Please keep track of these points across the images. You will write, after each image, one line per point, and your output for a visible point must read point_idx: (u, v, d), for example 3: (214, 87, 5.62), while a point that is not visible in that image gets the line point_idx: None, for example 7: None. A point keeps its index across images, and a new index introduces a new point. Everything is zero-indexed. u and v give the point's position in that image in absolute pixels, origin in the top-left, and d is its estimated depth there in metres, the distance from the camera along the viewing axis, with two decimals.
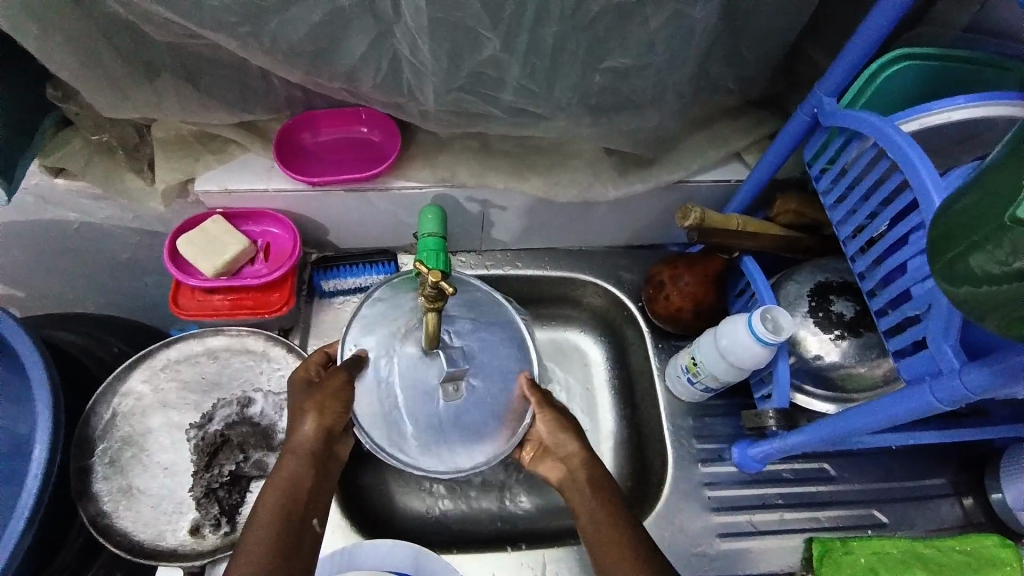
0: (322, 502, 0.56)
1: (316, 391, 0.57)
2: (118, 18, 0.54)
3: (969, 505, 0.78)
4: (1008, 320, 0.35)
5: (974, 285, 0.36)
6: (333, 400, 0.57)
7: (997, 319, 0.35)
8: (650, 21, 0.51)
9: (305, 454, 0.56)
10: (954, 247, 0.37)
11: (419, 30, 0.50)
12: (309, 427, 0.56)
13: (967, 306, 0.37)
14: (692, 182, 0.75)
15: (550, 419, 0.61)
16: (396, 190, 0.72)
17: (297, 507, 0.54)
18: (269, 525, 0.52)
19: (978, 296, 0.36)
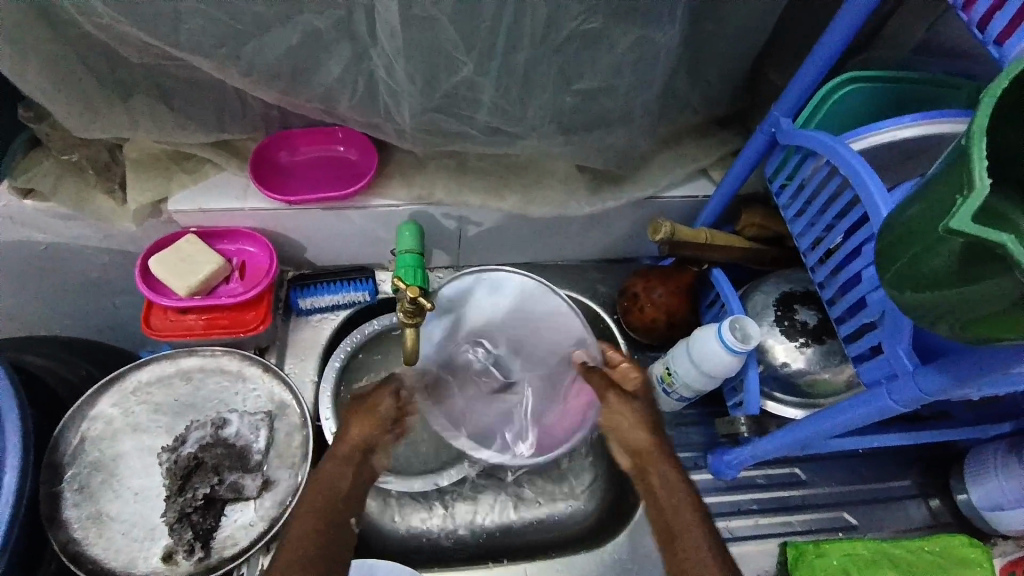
0: (359, 499, 0.60)
1: (361, 407, 0.63)
2: (92, 39, 0.54)
3: (934, 505, 0.81)
4: (961, 321, 0.37)
5: (931, 290, 0.37)
6: (380, 407, 0.64)
7: (949, 322, 0.37)
8: (617, 45, 0.54)
9: (352, 458, 0.60)
10: (911, 254, 0.38)
11: (396, 52, 0.51)
12: (359, 430, 0.62)
13: (920, 310, 0.39)
14: (663, 198, 0.78)
15: (626, 412, 0.66)
16: (374, 208, 0.73)
17: (337, 506, 0.57)
18: (308, 521, 0.56)
19: (930, 300, 0.38)
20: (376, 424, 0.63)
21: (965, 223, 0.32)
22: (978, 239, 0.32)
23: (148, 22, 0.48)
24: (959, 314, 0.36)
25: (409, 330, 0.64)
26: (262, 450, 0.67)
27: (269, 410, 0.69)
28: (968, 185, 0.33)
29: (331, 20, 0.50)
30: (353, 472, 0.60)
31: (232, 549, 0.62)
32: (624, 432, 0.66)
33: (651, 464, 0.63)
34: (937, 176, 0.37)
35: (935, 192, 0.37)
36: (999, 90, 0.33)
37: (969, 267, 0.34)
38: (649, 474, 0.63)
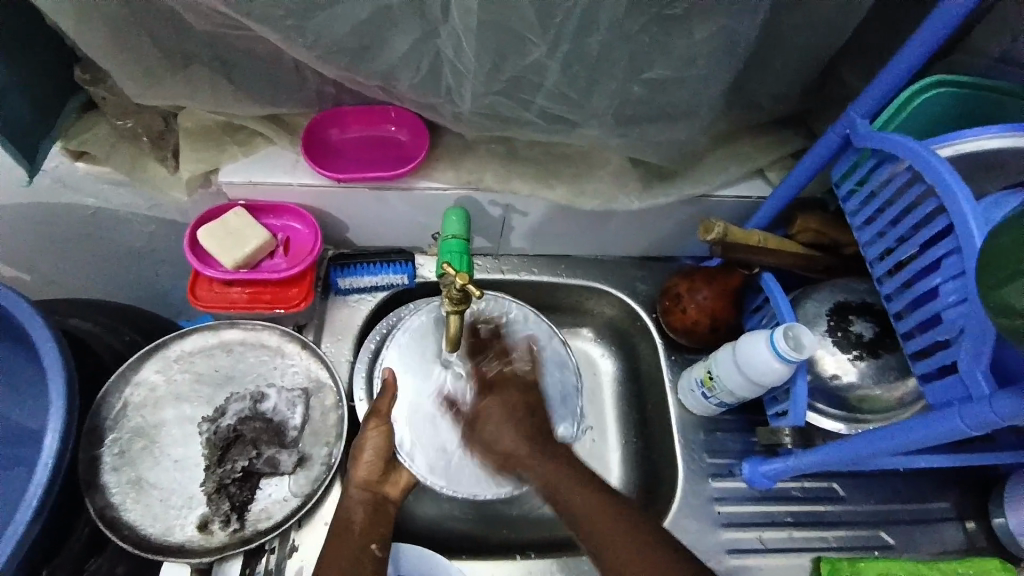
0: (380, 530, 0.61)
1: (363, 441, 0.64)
2: (157, 4, 0.53)
3: (972, 529, 0.79)
4: None
5: None
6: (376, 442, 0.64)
7: None
8: (694, 34, 0.52)
9: (364, 494, 0.62)
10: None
11: (466, 31, 0.50)
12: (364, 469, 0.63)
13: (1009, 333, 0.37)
14: (715, 197, 0.75)
15: (499, 411, 0.65)
16: (421, 191, 0.72)
17: (350, 536, 0.59)
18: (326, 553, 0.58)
19: None
20: (381, 459, 0.64)
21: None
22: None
23: None
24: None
25: (453, 316, 0.64)
26: (299, 427, 0.67)
27: (306, 387, 0.69)
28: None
29: None
30: (367, 508, 0.61)
31: (266, 523, 0.63)
32: (497, 433, 0.64)
33: (523, 459, 0.62)
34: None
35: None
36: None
37: None
38: (528, 465, 0.62)
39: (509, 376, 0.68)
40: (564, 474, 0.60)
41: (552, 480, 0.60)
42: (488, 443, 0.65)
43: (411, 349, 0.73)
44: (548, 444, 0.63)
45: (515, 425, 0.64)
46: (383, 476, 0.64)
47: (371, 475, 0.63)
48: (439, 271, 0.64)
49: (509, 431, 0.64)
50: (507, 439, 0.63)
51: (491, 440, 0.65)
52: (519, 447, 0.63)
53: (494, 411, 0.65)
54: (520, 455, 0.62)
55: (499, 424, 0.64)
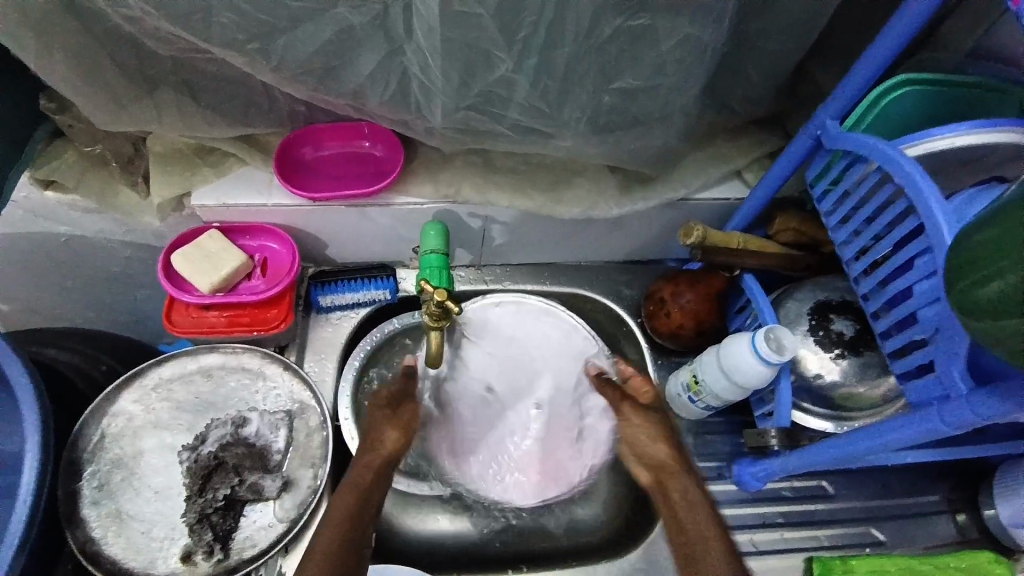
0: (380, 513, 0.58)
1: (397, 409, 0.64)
2: (118, 29, 0.53)
3: (963, 521, 0.79)
4: (1012, 349, 0.35)
5: (995, 317, 0.35)
6: (407, 414, 0.65)
7: (1003, 347, 0.36)
8: (661, 44, 0.52)
9: (378, 461, 0.60)
10: (978, 271, 0.36)
11: (431, 48, 0.49)
12: (392, 440, 0.62)
13: (979, 333, 0.37)
14: (695, 200, 0.75)
15: (641, 421, 0.64)
16: (399, 206, 0.71)
17: (363, 514, 0.55)
18: (337, 526, 0.54)
19: (993, 329, 0.36)
20: (407, 433, 0.63)
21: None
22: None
23: (177, 15, 0.47)
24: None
25: (434, 333, 0.64)
26: (282, 450, 0.66)
27: (290, 409, 0.68)
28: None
29: (368, 15, 0.48)
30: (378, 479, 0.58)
31: (251, 551, 0.61)
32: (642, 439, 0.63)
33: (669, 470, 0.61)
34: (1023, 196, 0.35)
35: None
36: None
37: None
38: (672, 481, 0.60)
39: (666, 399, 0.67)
40: (700, 508, 0.57)
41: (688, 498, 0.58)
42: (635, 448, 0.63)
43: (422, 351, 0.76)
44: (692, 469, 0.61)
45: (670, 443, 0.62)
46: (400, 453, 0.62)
47: (394, 445, 0.62)
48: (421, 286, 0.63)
49: (664, 446, 0.62)
50: (662, 452, 0.62)
51: (641, 447, 0.63)
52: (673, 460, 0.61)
53: (648, 423, 0.64)
54: (669, 474, 0.60)
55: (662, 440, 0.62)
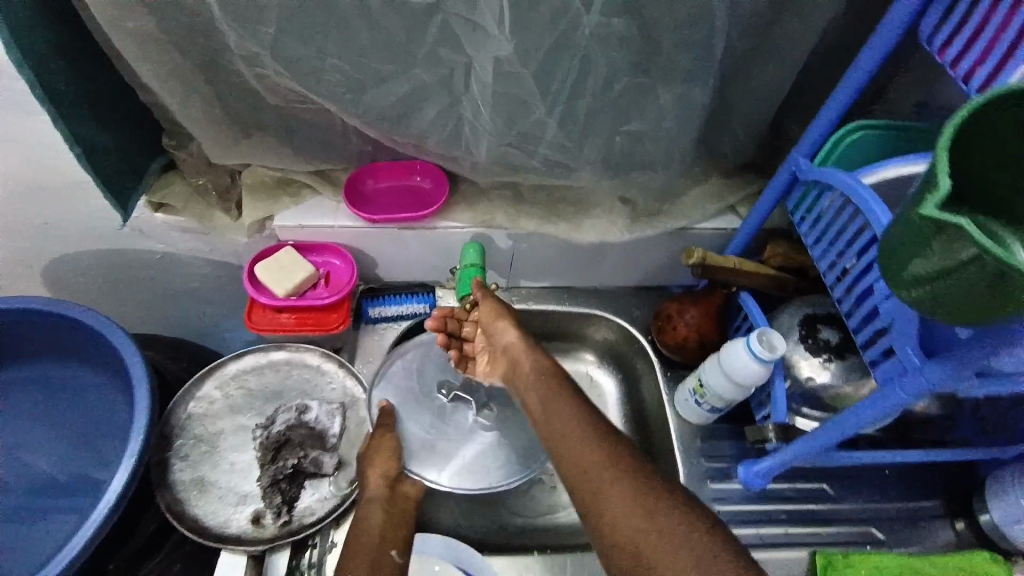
0: (401, 536, 0.67)
1: (373, 450, 0.72)
2: (240, 86, 0.68)
3: (960, 528, 0.84)
4: (954, 304, 0.42)
5: (927, 282, 0.43)
6: (388, 444, 0.72)
7: (944, 306, 0.43)
8: (660, 96, 0.66)
9: (382, 496, 0.69)
10: (897, 256, 0.45)
11: (483, 99, 0.64)
12: (378, 471, 0.70)
13: (921, 299, 0.44)
14: (694, 229, 0.88)
15: (495, 313, 0.76)
16: (440, 230, 0.84)
17: (376, 543, 0.65)
18: (361, 556, 0.64)
19: (928, 289, 0.43)
20: (394, 459, 0.71)
21: (930, 211, 0.40)
22: (946, 223, 0.39)
23: (297, 76, 0.63)
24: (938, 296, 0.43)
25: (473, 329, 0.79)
26: (337, 434, 0.76)
27: (344, 401, 0.78)
28: (934, 189, 0.41)
29: (436, 75, 0.63)
30: (385, 510, 0.68)
31: (311, 517, 0.70)
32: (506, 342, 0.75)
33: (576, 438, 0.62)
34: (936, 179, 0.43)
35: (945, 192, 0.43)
36: (968, 114, 0.40)
37: (951, 249, 0.40)
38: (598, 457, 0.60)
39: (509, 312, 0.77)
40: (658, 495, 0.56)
41: (568, 435, 0.63)
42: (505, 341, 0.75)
43: (397, 381, 0.79)
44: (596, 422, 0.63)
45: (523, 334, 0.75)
46: (399, 480, 0.71)
47: (387, 477, 0.70)
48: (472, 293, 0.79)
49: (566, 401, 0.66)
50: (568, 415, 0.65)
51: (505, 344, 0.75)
52: (519, 343, 0.74)
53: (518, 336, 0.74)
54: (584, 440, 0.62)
55: (502, 319, 0.76)
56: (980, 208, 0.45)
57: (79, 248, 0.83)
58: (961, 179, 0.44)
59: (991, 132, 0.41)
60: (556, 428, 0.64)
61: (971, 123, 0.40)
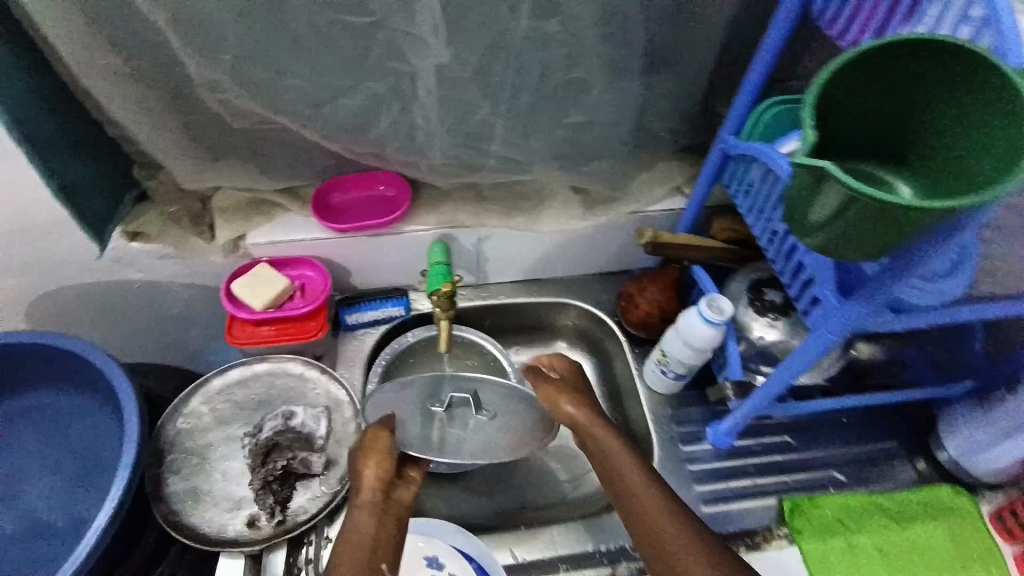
0: (392, 543, 0.64)
1: (366, 448, 0.70)
2: (206, 112, 0.73)
3: (923, 468, 0.88)
4: (841, 239, 0.48)
5: (817, 224, 0.49)
6: (380, 445, 0.70)
7: (835, 242, 0.49)
8: (594, 88, 0.71)
9: (375, 497, 0.67)
10: (792, 205, 0.52)
11: (432, 104, 0.70)
12: (371, 470, 0.68)
13: (817, 239, 0.51)
14: (647, 212, 0.94)
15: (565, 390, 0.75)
16: (408, 234, 0.89)
17: (374, 551, 0.62)
18: (354, 562, 0.60)
19: (820, 231, 0.49)
20: (386, 460, 0.69)
21: (802, 159, 0.46)
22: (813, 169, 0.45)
23: (258, 97, 0.67)
24: (824, 233, 0.49)
25: (444, 322, 0.84)
26: (324, 436, 0.79)
27: (328, 404, 0.82)
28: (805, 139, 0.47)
29: (386, 86, 0.68)
30: (377, 512, 0.65)
31: (304, 515, 0.73)
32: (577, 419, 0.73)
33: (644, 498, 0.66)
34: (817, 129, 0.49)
35: (823, 141, 0.49)
36: (837, 67, 0.45)
37: (827, 190, 0.46)
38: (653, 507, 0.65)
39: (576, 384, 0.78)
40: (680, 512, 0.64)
41: (645, 503, 0.65)
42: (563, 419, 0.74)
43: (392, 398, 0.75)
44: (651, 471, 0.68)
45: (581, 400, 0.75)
46: (392, 481, 0.69)
47: (380, 478, 0.68)
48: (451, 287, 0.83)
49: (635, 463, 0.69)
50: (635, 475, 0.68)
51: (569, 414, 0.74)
52: (580, 416, 0.73)
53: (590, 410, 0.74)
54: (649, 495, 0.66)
55: (566, 397, 0.74)
56: (858, 154, 0.52)
57: (60, 283, 0.86)
58: (841, 129, 0.50)
59: (859, 87, 0.47)
60: (628, 494, 0.67)
61: (841, 79, 0.46)
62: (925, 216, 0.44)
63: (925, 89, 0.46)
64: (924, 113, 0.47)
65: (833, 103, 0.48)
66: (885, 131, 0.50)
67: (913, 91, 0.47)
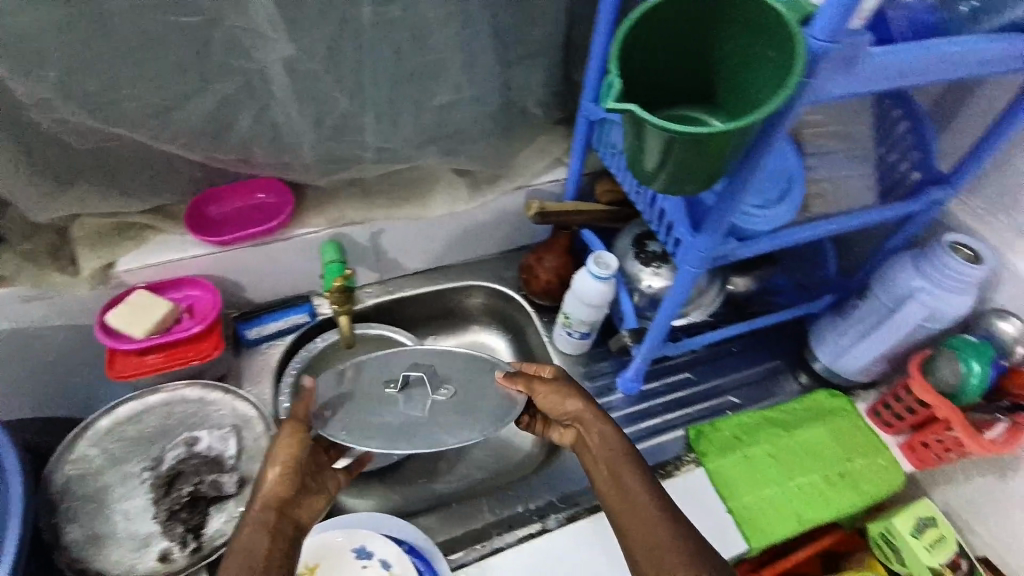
0: (289, 562, 0.58)
1: (272, 452, 0.64)
2: (42, 135, 0.67)
3: (804, 380, 0.99)
4: (672, 176, 0.53)
5: (649, 165, 0.53)
6: (287, 452, 0.65)
7: (668, 180, 0.54)
8: (452, 68, 0.73)
9: (271, 512, 0.60)
10: (628, 151, 0.55)
11: (290, 99, 0.69)
12: (274, 479, 0.62)
13: (654, 180, 0.55)
14: (534, 185, 0.98)
15: (564, 389, 0.74)
16: (296, 237, 0.87)
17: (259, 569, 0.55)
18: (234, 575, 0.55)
19: (653, 172, 0.54)
20: (292, 469, 0.63)
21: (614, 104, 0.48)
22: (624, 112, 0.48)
23: (97, 111, 0.63)
24: (660, 174, 0.53)
25: (344, 316, 0.90)
26: (234, 455, 0.76)
27: (235, 423, 0.79)
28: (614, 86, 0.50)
29: (235, 86, 0.66)
30: (270, 529, 0.59)
31: (223, 537, 0.70)
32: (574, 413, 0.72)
33: (635, 503, 0.63)
34: (629, 80, 0.52)
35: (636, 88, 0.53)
36: (634, 20, 0.48)
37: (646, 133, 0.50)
38: (641, 516, 0.62)
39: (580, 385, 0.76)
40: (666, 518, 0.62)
41: (636, 496, 0.64)
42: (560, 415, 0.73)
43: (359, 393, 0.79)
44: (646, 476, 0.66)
45: (583, 396, 0.73)
46: (295, 492, 0.63)
47: (280, 487, 0.62)
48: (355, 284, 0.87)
49: (634, 469, 0.66)
50: (632, 480, 0.65)
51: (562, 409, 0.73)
52: (586, 411, 0.72)
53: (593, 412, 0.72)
54: (641, 501, 0.63)
55: (569, 392, 0.73)
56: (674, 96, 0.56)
57: None
58: (651, 77, 0.53)
59: (656, 35, 0.50)
60: (623, 496, 0.64)
61: (638, 28, 0.49)
62: (732, 139, 0.49)
63: (711, 31, 0.51)
64: (714, 53, 0.52)
65: (636, 54, 0.51)
66: (691, 74, 0.55)
67: (706, 31, 0.51)
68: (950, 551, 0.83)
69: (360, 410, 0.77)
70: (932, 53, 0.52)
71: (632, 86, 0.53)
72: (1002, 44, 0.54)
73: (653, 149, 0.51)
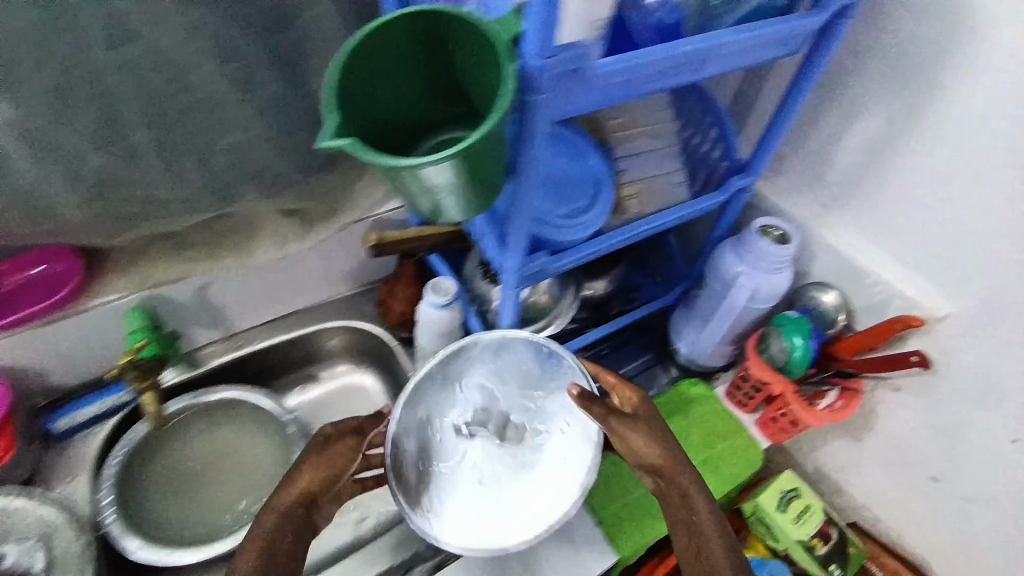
0: (301, 556, 0.64)
1: (314, 454, 0.66)
2: None
3: (672, 371, 1.02)
4: (444, 202, 0.49)
5: (419, 196, 0.48)
6: (332, 455, 0.66)
7: (442, 206, 0.49)
8: (230, 107, 0.67)
9: (297, 507, 0.64)
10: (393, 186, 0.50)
11: (30, 165, 0.61)
12: (306, 480, 0.64)
13: (428, 209, 0.50)
14: (376, 215, 0.94)
15: (642, 432, 0.67)
16: (97, 307, 0.79)
17: (278, 560, 0.62)
18: (251, 555, 0.61)
19: (426, 202, 0.49)
20: (323, 473, 0.65)
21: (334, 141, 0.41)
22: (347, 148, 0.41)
23: None
24: (431, 203, 0.49)
25: (147, 391, 0.82)
26: (43, 568, 0.72)
27: (44, 531, 0.74)
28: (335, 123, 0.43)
29: None
30: (296, 528, 0.63)
31: None
32: (643, 454, 0.67)
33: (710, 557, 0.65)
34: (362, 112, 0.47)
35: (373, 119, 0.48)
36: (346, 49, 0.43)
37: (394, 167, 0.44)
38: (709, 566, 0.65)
39: (656, 422, 0.69)
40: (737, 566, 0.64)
41: (707, 547, 0.65)
42: (633, 459, 0.68)
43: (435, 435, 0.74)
44: (724, 529, 0.66)
45: (663, 442, 0.68)
46: (323, 492, 0.65)
47: (310, 488, 0.65)
48: (155, 352, 0.80)
49: (712, 523, 0.66)
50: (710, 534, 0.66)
51: (641, 455, 0.67)
52: (671, 462, 0.67)
53: (672, 465, 0.67)
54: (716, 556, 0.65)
55: (644, 436, 0.67)
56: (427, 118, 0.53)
57: None
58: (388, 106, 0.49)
59: (378, 61, 0.46)
60: (698, 546, 0.66)
61: (351, 57, 0.43)
62: (482, 157, 0.45)
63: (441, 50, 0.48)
64: (453, 68, 0.49)
65: (365, 76, 0.46)
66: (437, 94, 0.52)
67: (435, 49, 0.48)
68: (819, 518, 0.86)
69: (427, 454, 0.73)
70: (673, 54, 0.51)
71: (370, 110, 0.48)
72: (743, 35, 0.54)
73: (411, 182, 0.46)
